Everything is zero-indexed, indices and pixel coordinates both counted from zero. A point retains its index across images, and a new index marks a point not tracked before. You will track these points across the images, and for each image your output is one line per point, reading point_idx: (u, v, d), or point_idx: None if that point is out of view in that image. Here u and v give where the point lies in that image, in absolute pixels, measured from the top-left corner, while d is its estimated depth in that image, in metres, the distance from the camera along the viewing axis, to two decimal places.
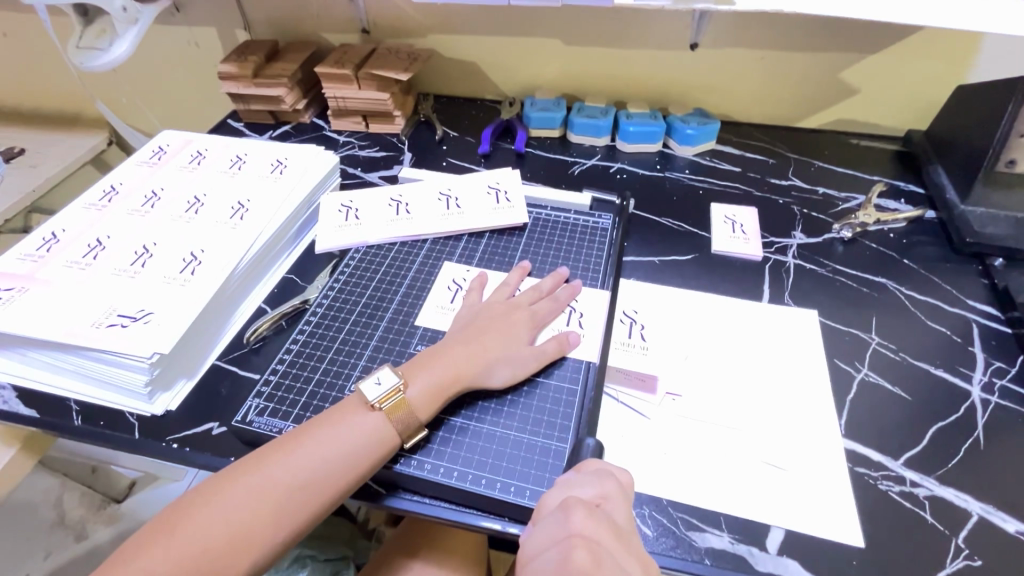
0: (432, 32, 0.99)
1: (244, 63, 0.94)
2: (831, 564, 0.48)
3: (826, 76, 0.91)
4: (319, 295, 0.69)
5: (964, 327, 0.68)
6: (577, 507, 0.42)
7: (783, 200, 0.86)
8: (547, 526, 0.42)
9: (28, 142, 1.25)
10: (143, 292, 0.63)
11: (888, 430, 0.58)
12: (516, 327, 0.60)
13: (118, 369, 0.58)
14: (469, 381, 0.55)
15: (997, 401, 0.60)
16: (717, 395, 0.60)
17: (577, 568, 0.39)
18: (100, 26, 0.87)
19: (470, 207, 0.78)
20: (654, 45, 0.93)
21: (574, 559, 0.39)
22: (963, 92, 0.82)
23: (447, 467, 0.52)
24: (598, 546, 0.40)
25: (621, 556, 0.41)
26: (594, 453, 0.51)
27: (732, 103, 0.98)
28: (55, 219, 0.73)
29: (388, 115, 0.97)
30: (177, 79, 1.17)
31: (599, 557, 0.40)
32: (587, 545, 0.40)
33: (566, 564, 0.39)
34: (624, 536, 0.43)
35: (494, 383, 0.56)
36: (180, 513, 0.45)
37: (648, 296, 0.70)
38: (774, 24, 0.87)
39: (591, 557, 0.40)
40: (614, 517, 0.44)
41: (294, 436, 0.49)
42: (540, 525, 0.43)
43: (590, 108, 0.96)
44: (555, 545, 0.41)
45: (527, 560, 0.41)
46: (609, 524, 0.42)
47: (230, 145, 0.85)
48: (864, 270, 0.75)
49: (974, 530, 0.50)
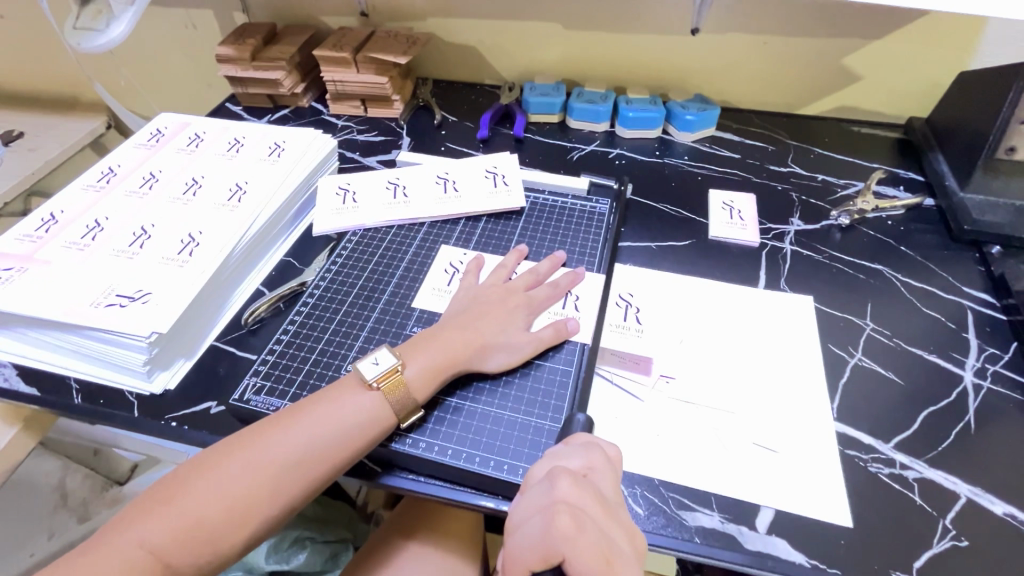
0: (431, 15, 0.98)
1: (242, 46, 0.93)
2: (820, 544, 0.49)
3: (828, 62, 0.90)
4: (316, 277, 0.69)
5: (958, 314, 0.68)
6: (562, 476, 0.43)
7: (781, 186, 0.86)
8: (533, 496, 0.43)
9: (25, 125, 1.25)
10: (142, 272, 0.63)
11: (880, 415, 0.58)
12: (513, 312, 0.60)
13: (117, 348, 0.58)
14: (464, 364, 0.55)
15: (990, 386, 0.60)
16: (711, 378, 0.60)
17: (560, 533, 0.39)
18: (97, 7, 0.87)
19: (468, 190, 0.78)
20: (654, 30, 0.92)
21: (557, 524, 0.40)
22: (965, 78, 0.81)
23: (441, 445, 0.53)
24: (581, 512, 0.41)
25: (605, 522, 0.42)
26: (584, 428, 0.52)
27: (733, 89, 0.97)
28: (53, 200, 0.73)
29: (386, 100, 0.96)
30: (175, 62, 1.17)
31: (582, 523, 0.40)
32: (570, 511, 0.41)
33: (550, 530, 0.39)
34: (609, 506, 0.43)
35: (490, 369, 0.57)
36: (176, 484, 0.46)
37: (645, 281, 0.71)
38: (776, 9, 0.86)
39: (574, 523, 0.40)
40: (601, 487, 0.44)
41: (290, 413, 0.50)
42: (527, 495, 0.44)
43: (589, 93, 0.96)
44: (540, 513, 0.41)
45: (514, 529, 0.42)
46: (594, 493, 0.43)
47: (228, 127, 0.85)
48: (861, 257, 0.75)
49: (961, 512, 0.51)
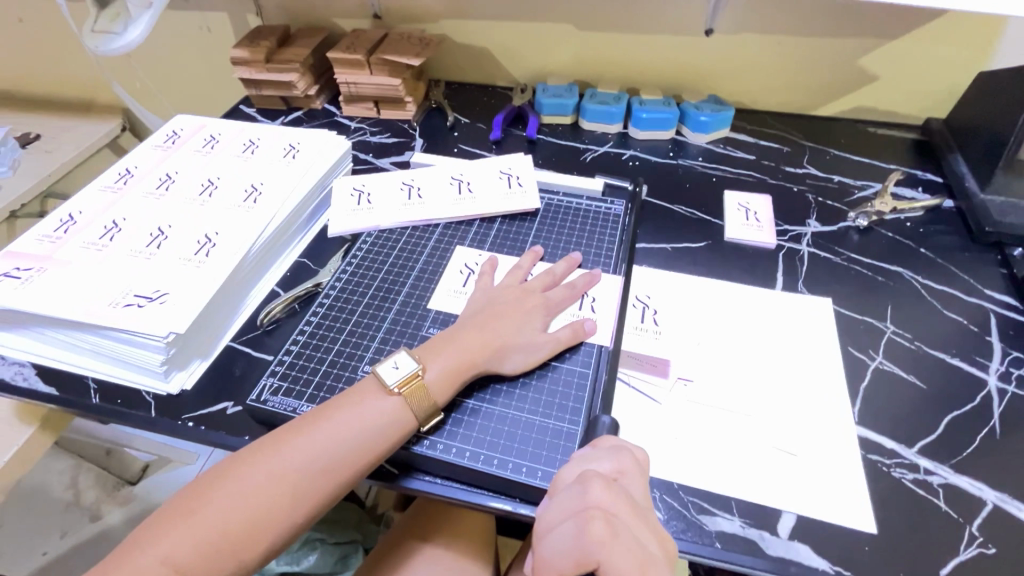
0: (444, 17, 0.99)
1: (257, 48, 0.94)
2: (844, 551, 0.48)
3: (844, 62, 0.90)
4: (331, 278, 0.69)
5: (981, 317, 0.67)
6: (595, 479, 0.43)
7: (797, 188, 0.85)
8: (564, 500, 0.43)
9: (42, 127, 1.26)
10: (159, 273, 0.63)
11: (903, 419, 0.57)
12: (530, 313, 0.60)
13: (134, 348, 0.58)
14: (482, 366, 0.55)
15: (1015, 391, 0.59)
16: (730, 380, 0.60)
17: (594, 539, 0.39)
18: (114, 10, 0.88)
19: (482, 191, 0.78)
20: (668, 31, 0.92)
21: (591, 531, 0.40)
22: (985, 79, 0.80)
23: (459, 447, 0.52)
24: (615, 518, 0.41)
25: (638, 528, 0.41)
26: (609, 432, 0.52)
27: (747, 90, 0.96)
28: (72, 201, 0.74)
29: (399, 101, 0.97)
30: (190, 65, 1.18)
31: (616, 528, 0.40)
32: (604, 516, 0.41)
33: (583, 536, 0.40)
34: (641, 510, 0.43)
35: (507, 371, 0.56)
36: (197, 495, 0.46)
37: (661, 283, 0.70)
38: (791, 10, 0.86)
39: (608, 529, 0.40)
40: (631, 491, 0.45)
41: (310, 420, 0.50)
42: (557, 498, 0.43)
43: (602, 95, 0.95)
44: (572, 518, 0.41)
45: (544, 534, 0.42)
46: (626, 497, 0.43)
47: (243, 129, 0.85)
48: (880, 259, 0.74)
49: (988, 518, 0.50)
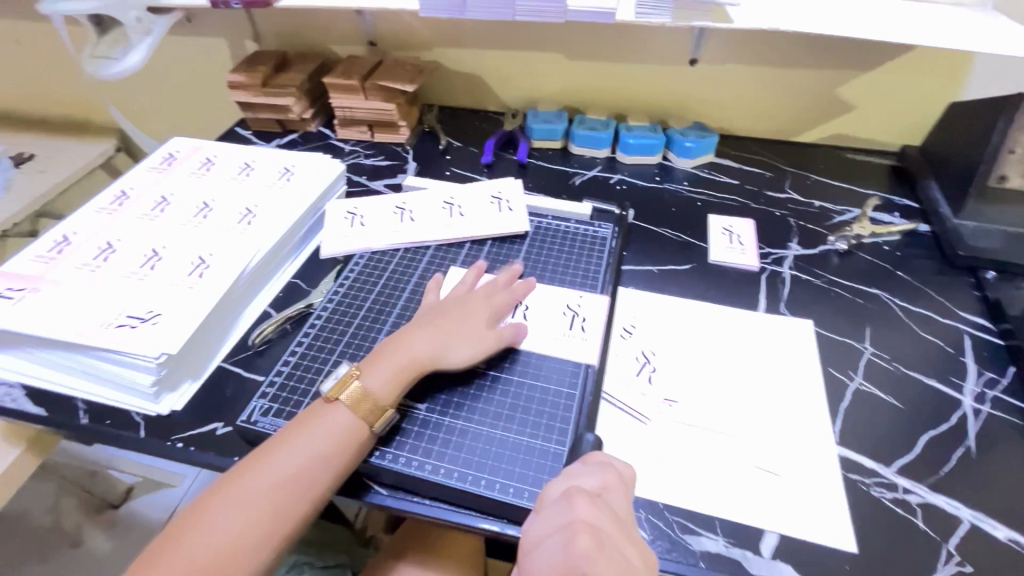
0: (438, 45, 1.02)
1: (254, 73, 0.96)
2: (825, 569, 0.49)
3: (821, 92, 0.93)
4: (323, 299, 0.70)
5: (956, 339, 0.69)
6: (580, 496, 0.44)
7: (779, 212, 0.87)
8: (550, 515, 0.44)
9: (36, 147, 1.27)
10: (152, 294, 0.64)
11: (881, 438, 0.59)
12: (471, 313, 0.61)
13: (126, 369, 0.59)
14: (426, 364, 0.57)
15: (989, 411, 0.61)
16: (714, 400, 0.61)
17: (581, 555, 0.41)
18: (115, 36, 0.90)
19: (473, 214, 0.79)
20: (654, 61, 0.95)
21: (576, 546, 0.41)
22: (955, 109, 0.84)
23: (447, 468, 0.53)
24: (600, 534, 0.43)
25: (622, 544, 0.43)
26: (594, 448, 0.54)
27: (730, 117, 1.00)
28: (66, 222, 0.74)
29: (393, 125, 0.99)
30: (188, 88, 1.20)
31: (602, 542, 0.42)
32: (590, 531, 0.42)
33: (570, 552, 0.41)
34: (624, 525, 0.44)
35: (454, 361, 0.58)
36: (177, 531, 0.46)
37: (647, 304, 0.72)
38: (771, 42, 0.90)
39: (593, 544, 0.42)
40: (615, 506, 0.45)
41: (273, 441, 0.51)
42: (542, 514, 0.45)
43: (590, 120, 0.98)
44: (558, 532, 0.43)
45: (530, 548, 0.43)
46: (611, 513, 0.44)
47: (239, 152, 0.87)
48: (859, 281, 0.76)
49: (965, 537, 0.51)
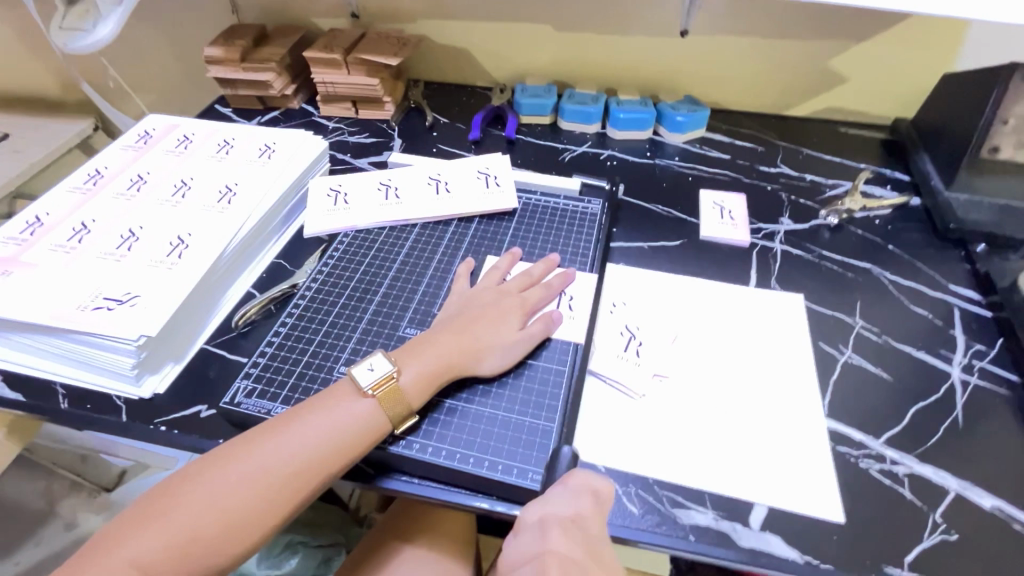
0: (422, 17, 0.98)
1: (231, 47, 0.93)
2: (813, 540, 0.49)
3: (816, 62, 0.91)
4: (307, 279, 0.69)
5: (945, 311, 0.69)
6: (554, 527, 0.44)
7: (771, 187, 0.86)
8: (525, 541, 0.44)
9: (9, 127, 1.23)
10: (130, 275, 0.62)
11: (870, 410, 0.59)
12: (506, 314, 0.60)
13: (105, 352, 0.57)
14: (458, 368, 0.55)
15: (977, 382, 0.61)
16: (704, 375, 0.61)
17: None
18: (83, 7, 0.86)
19: (460, 191, 0.78)
20: (645, 32, 0.93)
21: None
22: (949, 80, 0.82)
23: (435, 447, 0.53)
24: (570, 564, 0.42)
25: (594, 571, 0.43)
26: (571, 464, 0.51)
27: (721, 91, 0.98)
28: (39, 202, 0.72)
29: (378, 101, 0.96)
30: (166, 65, 1.16)
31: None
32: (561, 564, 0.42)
33: None
34: (598, 552, 0.44)
35: (484, 371, 0.56)
36: (170, 496, 0.45)
37: (636, 281, 0.71)
38: (764, 11, 0.87)
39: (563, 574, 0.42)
40: (591, 532, 0.45)
41: (287, 419, 0.50)
42: (518, 537, 0.45)
43: (580, 95, 0.96)
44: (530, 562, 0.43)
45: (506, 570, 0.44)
46: (583, 542, 0.44)
47: (217, 129, 0.84)
48: (850, 255, 0.76)
49: (952, 506, 0.52)
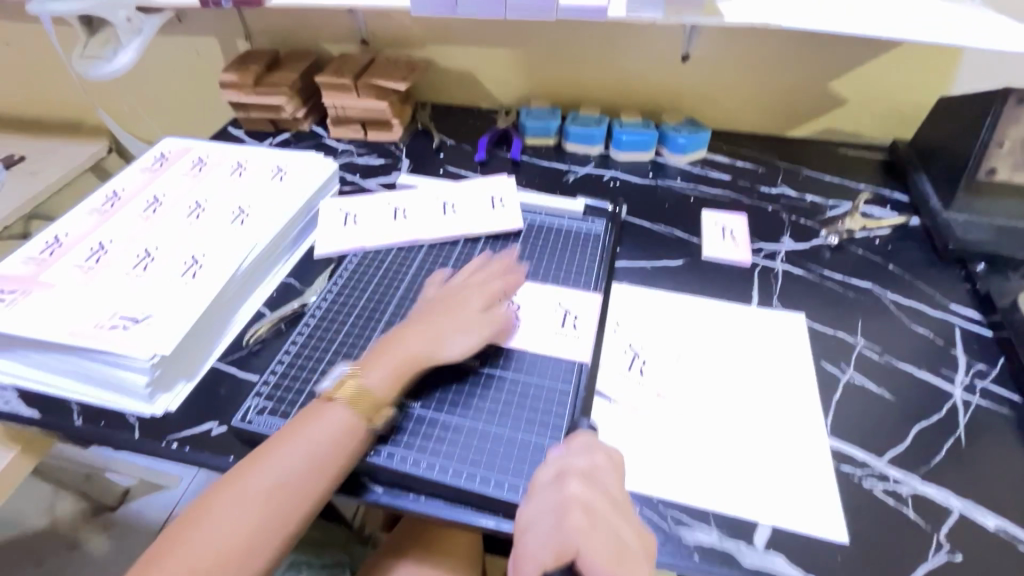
0: (429, 42, 1.01)
1: (245, 72, 0.96)
2: (817, 560, 0.49)
3: (814, 85, 0.94)
4: (317, 298, 0.70)
5: (946, 331, 0.70)
6: (572, 477, 0.47)
7: (772, 207, 0.88)
8: (543, 497, 0.47)
9: (27, 149, 1.26)
10: (145, 295, 0.64)
11: (872, 430, 0.59)
12: (462, 304, 0.61)
13: (120, 370, 0.59)
14: (424, 360, 0.57)
15: (979, 401, 0.62)
16: (707, 393, 0.62)
17: (574, 529, 0.44)
18: (103, 37, 0.90)
19: (467, 212, 0.80)
20: (647, 57, 0.95)
21: (570, 521, 0.44)
22: (944, 103, 0.84)
23: (442, 464, 0.53)
24: (593, 510, 0.45)
25: (616, 522, 0.45)
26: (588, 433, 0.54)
27: (721, 113, 1.00)
28: (58, 223, 0.74)
29: (386, 124, 0.99)
30: (181, 90, 1.20)
31: (594, 520, 0.45)
32: (584, 509, 0.45)
33: (563, 527, 0.44)
34: (620, 506, 0.47)
35: (451, 356, 0.58)
36: (187, 524, 0.46)
37: (640, 300, 0.72)
38: (762, 38, 0.90)
39: (586, 519, 0.44)
40: (608, 486, 0.48)
41: (285, 434, 0.51)
42: (535, 497, 0.47)
43: (583, 117, 0.98)
44: (551, 511, 0.45)
45: (524, 530, 0.46)
46: (604, 494, 0.47)
47: (230, 152, 0.87)
48: (851, 275, 0.77)
49: (955, 527, 0.52)
